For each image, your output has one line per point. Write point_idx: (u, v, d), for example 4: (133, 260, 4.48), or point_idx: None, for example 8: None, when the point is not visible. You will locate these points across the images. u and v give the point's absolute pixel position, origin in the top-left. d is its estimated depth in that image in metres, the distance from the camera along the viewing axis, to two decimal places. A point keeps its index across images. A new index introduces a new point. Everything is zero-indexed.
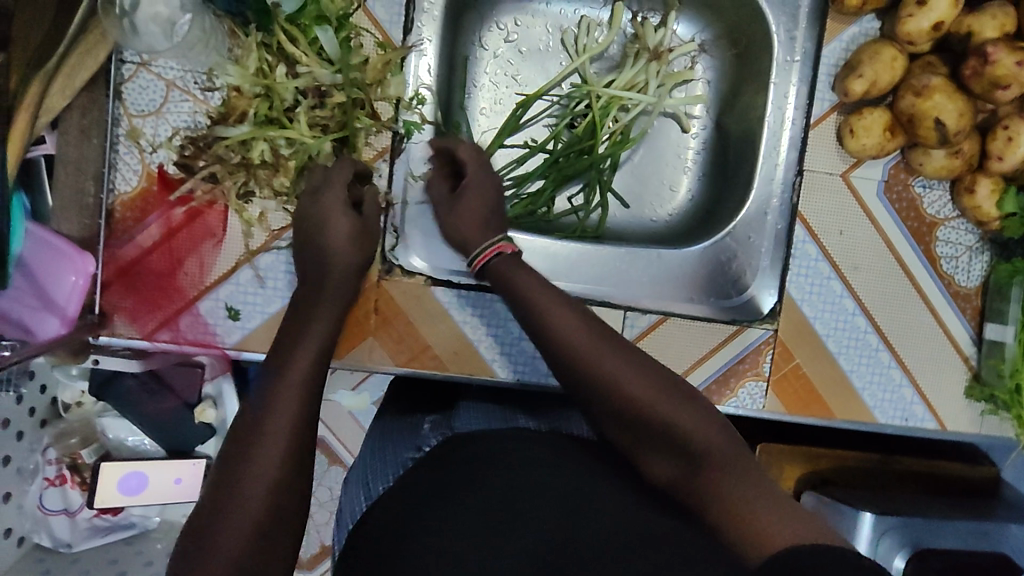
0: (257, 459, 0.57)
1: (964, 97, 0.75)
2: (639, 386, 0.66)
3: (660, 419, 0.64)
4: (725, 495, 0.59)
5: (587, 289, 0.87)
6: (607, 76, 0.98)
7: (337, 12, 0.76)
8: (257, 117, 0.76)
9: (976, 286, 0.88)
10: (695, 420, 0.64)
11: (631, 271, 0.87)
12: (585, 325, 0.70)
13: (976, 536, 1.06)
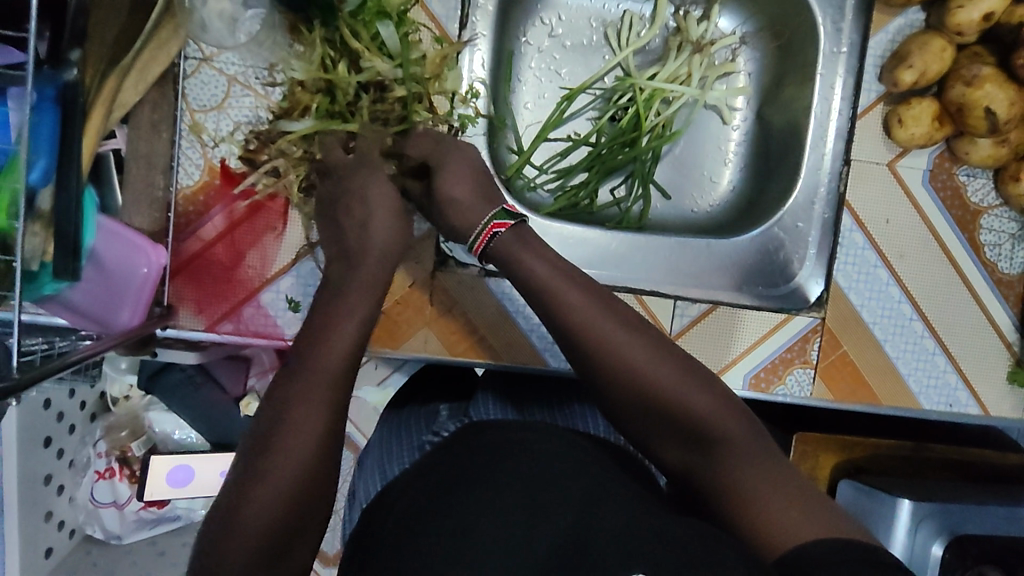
0: (275, 450, 0.54)
1: (1014, 87, 0.77)
2: (656, 372, 0.62)
3: (675, 402, 0.61)
4: (736, 483, 0.57)
5: (637, 279, 0.88)
6: (649, 68, 0.99)
7: (397, 7, 0.77)
8: (319, 112, 0.77)
9: (1018, 273, 0.90)
10: (714, 403, 0.61)
11: (680, 261, 0.89)
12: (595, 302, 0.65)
13: (1014, 521, 1.07)
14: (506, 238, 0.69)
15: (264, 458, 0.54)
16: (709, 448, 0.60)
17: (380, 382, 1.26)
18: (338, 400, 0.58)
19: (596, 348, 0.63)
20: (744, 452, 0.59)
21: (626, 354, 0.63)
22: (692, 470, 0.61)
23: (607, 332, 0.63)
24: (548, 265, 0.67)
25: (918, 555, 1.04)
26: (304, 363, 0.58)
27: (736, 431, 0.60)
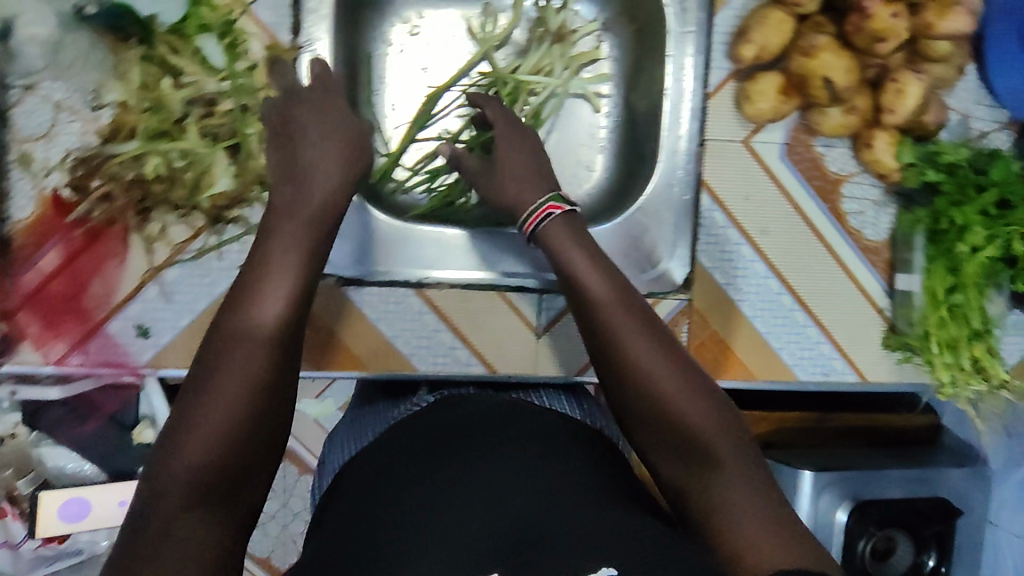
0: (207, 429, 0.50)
1: (850, 53, 0.76)
2: (668, 376, 0.61)
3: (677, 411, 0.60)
4: (722, 504, 0.56)
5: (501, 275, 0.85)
6: (513, 62, 0.97)
7: (219, 19, 0.76)
8: (148, 131, 0.76)
9: (884, 239, 0.89)
10: (714, 418, 0.60)
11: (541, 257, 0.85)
12: (627, 305, 0.65)
13: (918, 481, 1.09)
14: (559, 222, 0.71)
15: (188, 433, 0.50)
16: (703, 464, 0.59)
17: (320, 393, 1.20)
18: (274, 393, 0.53)
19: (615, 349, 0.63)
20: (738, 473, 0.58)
21: (645, 359, 0.62)
22: (681, 482, 0.60)
23: (629, 336, 0.63)
24: (589, 257, 0.68)
25: (823, 521, 1.06)
26: (251, 352, 0.53)
27: (731, 454, 0.59)
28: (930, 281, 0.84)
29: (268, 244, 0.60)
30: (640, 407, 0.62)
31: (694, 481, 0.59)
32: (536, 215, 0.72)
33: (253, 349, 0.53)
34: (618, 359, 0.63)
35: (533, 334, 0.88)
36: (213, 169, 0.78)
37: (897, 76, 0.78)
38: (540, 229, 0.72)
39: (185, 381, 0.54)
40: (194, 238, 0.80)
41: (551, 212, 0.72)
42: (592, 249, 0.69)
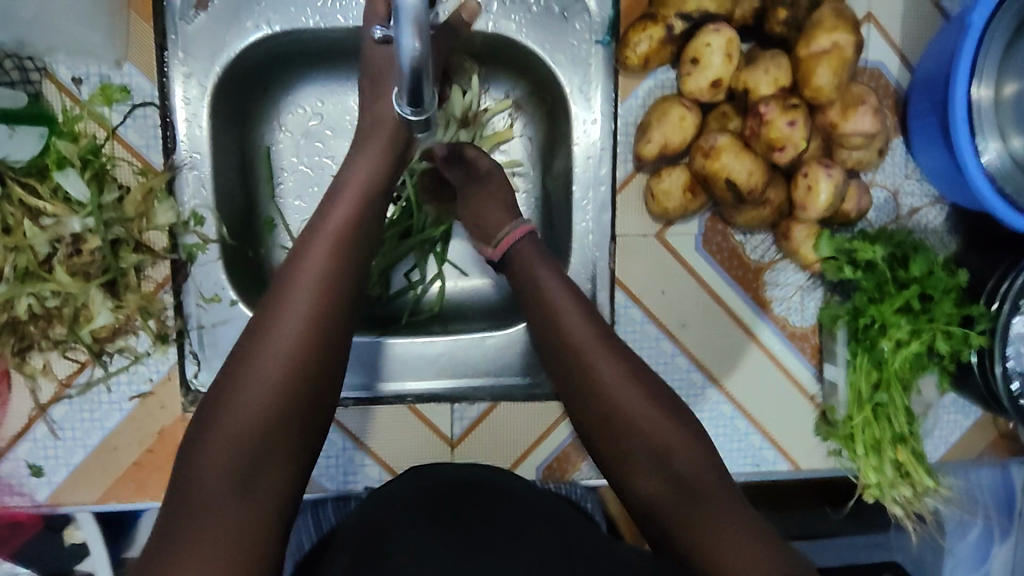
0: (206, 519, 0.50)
1: (752, 155, 0.71)
2: (639, 405, 0.63)
3: (661, 440, 0.62)
4: (703, 538, 0.58)
5: (420, 385, 0.82)
6: None
7: (81, 151, 0.71)
8: (16, 272, 0.71)
9: (812, 324, 0.85)
10: (694, 447, 0.63)
11: (453, 362, 0.82)
12: (601, 338, 0.66)
13: (877, 546, 1.05)
14: (525, 247, 0.73)
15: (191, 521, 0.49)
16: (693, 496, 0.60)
17: None
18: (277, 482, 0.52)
19: (586, 378, 0.65)
20: (725, 502, 0.60)
21: (622, 391, 0.64)
22: (664, 517, 0.61)
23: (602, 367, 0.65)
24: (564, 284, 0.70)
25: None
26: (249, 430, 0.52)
27: (703, 472, 0.61)
28: (855, 376, 0.79)
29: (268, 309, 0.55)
30: (611, 436, 0.64)
31: (678, 513, 0.60)
32: (509, 236, 0.74)
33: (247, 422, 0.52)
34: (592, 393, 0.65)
35: (448, 446, 0.84)
36: (90, 304, 0.74)
37: (807, 171, 0.73)
38: (513, 250, 0.73)
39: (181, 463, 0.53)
40: (79, 372, 0.77)
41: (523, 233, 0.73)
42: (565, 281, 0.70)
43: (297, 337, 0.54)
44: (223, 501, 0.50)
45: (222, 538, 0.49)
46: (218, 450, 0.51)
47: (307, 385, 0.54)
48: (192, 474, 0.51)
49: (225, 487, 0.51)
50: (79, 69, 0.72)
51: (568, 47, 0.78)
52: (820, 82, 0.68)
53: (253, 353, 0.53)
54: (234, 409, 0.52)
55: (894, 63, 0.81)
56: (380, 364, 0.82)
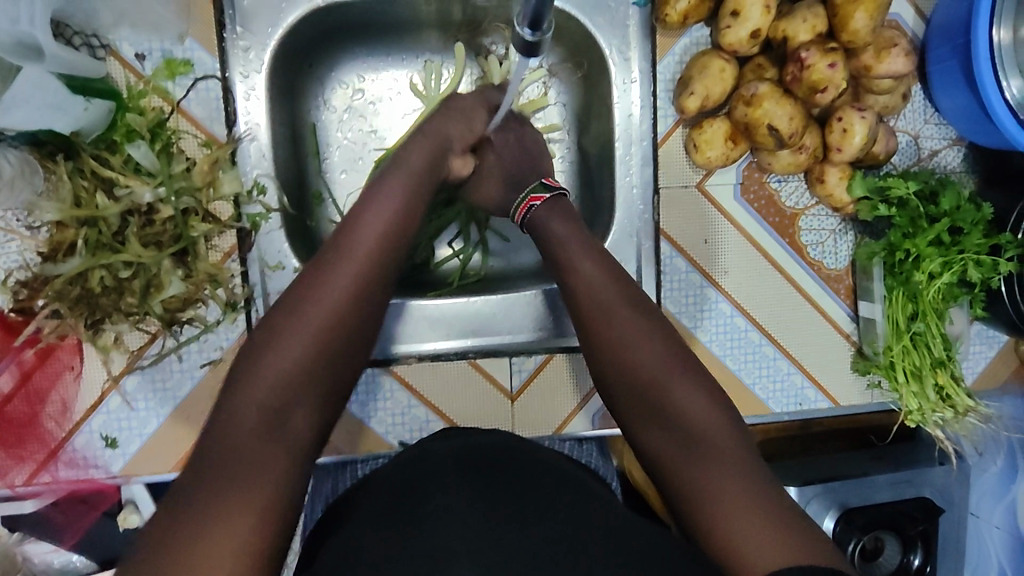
0: (232, 464, 0.53)
1: (792, 101, 0.75)
2: (655, 362, 0.67)
3: (675, 398, 0.65)
4: (703, 490, 0.60)
5: (457, 342, 0.84)
6: None
7: (149, 123, 0.74)
8: (88, 245, 0.73)
9: (845, 266, 0.89)
10: (708, 409, 0.65)
11: (490, 318, 0.84)
12: (620, 297, 0.70)
13: (904, 482, 1.08)
14: (542, 210, 0.77)
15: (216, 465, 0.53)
16: (701, 453, 0.62)
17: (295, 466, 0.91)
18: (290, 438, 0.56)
19: (609, 337, 0.68)
20: (729, 460, 0.61)
21: (641, 352, 0.67)
22: (669, 471, 0.63)
23: (624, 330, 0.68)
24: (588, 250, 0.72)
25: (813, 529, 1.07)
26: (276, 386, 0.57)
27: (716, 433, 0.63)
28: (892, 310, 0.85)
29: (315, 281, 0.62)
30: (631, 391, 0.67)
31: (682, 469, 0.62)
32: (524, 205, 0.79)
33: (277, 371, 0.57)
34: (610, 352, 0.68)
35: (508, 399, 0.87)
36: (161, 274, 0.76)
37: (841, 115, 0.78)
38: (529, 216, 0.78)
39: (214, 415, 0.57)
40: (151, 343, 0.79)
41: (534, 202, 0.78)
42: (584, 244, 0.73)
43: (341, 296, 0.61)
44: (261, 436, 0.55)
45: (244, 480, 0.52)
46: (260, 386, 0.56)
47: (345, 338, 0.61)
48: (235, 408, 0.56)
49: (262, 423, 0.55)
50: (141, 45, 0.74)
51: (605, 9, 0.82)
52: (857, 26, 0.72)
53: (279, 338, 0.58)
54: (268, 369, 0.57)
55: (909, 13, 0.86)
56: (415, 327, 0.83)
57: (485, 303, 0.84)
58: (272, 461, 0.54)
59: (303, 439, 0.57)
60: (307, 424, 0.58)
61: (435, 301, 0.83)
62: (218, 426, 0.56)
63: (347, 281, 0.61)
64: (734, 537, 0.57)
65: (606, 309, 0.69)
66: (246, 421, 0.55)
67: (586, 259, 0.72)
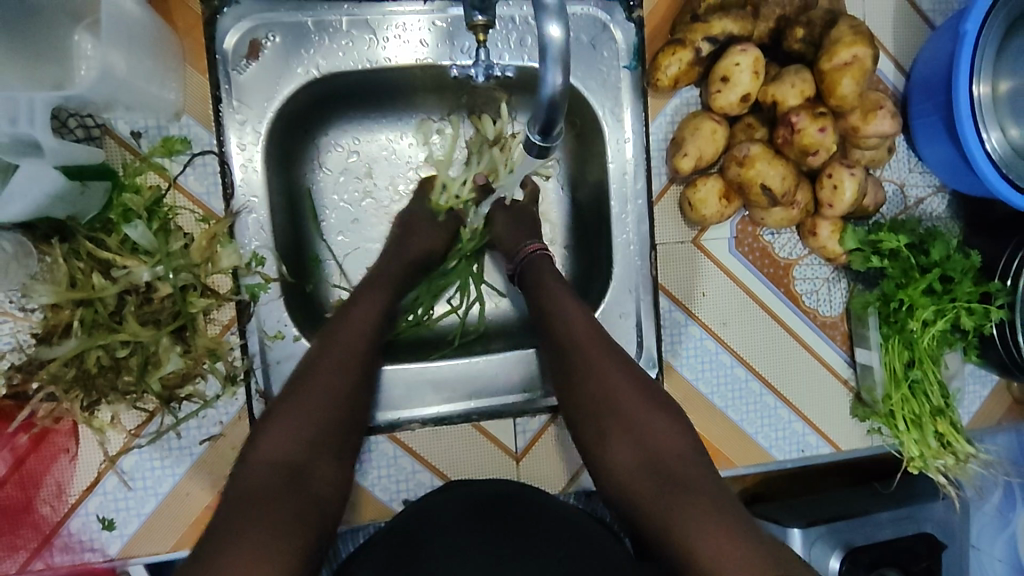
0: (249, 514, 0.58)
1: (783, 162, 0.77)
2: (624, 390, 0.70)
3: (648, 432, 0.67)
4: (673, 516, 0.61)
5: (460, 404, 0.84)
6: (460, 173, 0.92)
7: (146, 202, 0.73)
8: (84, 325, 0.72)
9: (840, 312, 0.91)
10: (675, 432, 0.67)
11: (492, 379, 0.84)
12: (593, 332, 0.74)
13: (906, 519, 1.09)
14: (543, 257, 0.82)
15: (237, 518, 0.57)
16: (673, 482, 0.63)
17: None
18: (307, 493, 0.62)
19: (584, 371, 0.71)
20: (702, 485, 0.63)
21: (614, 384, 0.70)
22: (640, 500, 0.64)
23: (595, 365, 0.71)
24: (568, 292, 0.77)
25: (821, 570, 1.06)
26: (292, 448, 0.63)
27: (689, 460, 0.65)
28: (889, 357, 0.85)
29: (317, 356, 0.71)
30: (598, 421, 0.69)
31: (651, 497, 0.63)
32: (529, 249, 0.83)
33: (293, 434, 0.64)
34: (584, 381, 0.71)
35: (513, 459, 0.86)
36: (159, 351, 0.75)
37: (831, 172, 0.80)
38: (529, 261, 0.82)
39: (233, 479, 0.62)
40: (150, 420, 0.77)
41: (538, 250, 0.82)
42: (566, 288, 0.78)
43: (352, 367, 0.71)
44: (280, 488, 0.60)
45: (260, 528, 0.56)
46: (280, 443, 0.63)
47: (354, 412, 0.69)
48: (254, 461, 0.62)
49: (281, 477, 0.61)
50: (137, 123, 0.74)
51: (598, 73, 0.84)
52: (844, 92, 0.75)
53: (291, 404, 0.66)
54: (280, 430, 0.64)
55: (890, 68, 0.89)
56: (416, 391, 0.83)
57: (487, 364, 0.85)
58: (291, 510, 0.59)
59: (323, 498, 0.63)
60: (320, 482, 0.63)
61: (436, 364, 0.83)
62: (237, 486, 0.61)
63: (354, 355, 0.72)
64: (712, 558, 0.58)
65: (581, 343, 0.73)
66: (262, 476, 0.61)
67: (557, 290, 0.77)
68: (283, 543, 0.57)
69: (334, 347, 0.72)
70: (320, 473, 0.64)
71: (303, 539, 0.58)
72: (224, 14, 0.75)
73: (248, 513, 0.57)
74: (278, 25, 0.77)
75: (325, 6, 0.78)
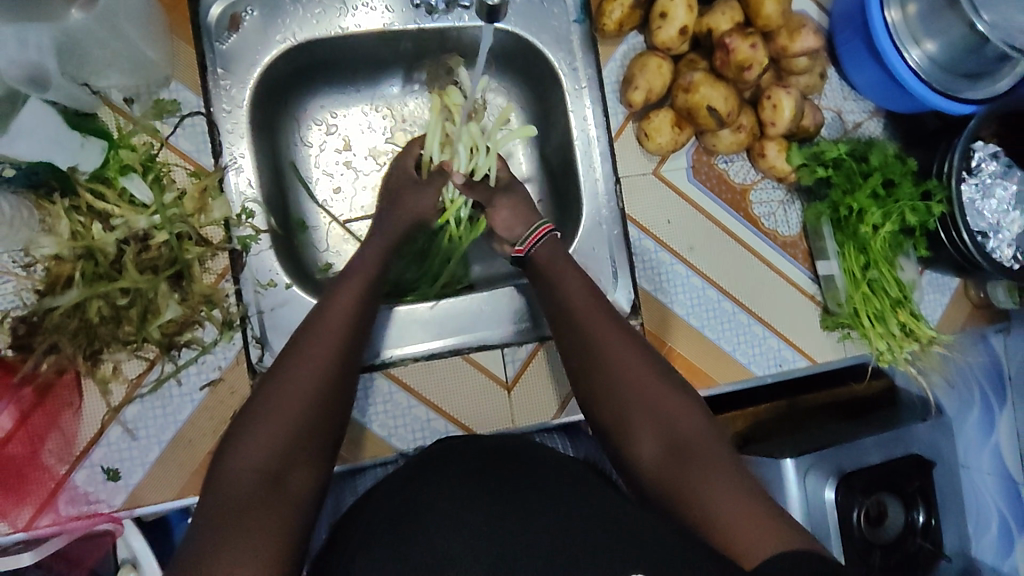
0: (237, 521, 0.55)
1: (724, 84, 0.85)
2: (641, 374, 0.74)
3: (665, 415, 0.71)
4: (693, 491, 0.66)
5: (439, 342, 0.89)
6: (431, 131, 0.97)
7: (140, 158, 0.78)
8: (86, 277, 0.76)
9: (797, 231, 0.97)
10: (689, 413, 0.71)
11: (470, 319, 0.90)
12: (605, 317, 0.78)
13: (894, 441, 1.10)
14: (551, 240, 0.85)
15: (225, 524, 0.55)
16: (691, 460, 0.68)
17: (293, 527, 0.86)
18: (286, 497, 0.59)
19: (600, 356, 0.75)
20: (719, 463, 0.67)
21: (631, 368, 0.74)
22: (660, 478, 0.69)
23: (611, 350, 0.75)
24: (580, 279, 0.81)
25: (816, 505, 1.05)
26: (273, 447, 0.60)
27: (707, 443, 0.70)
28: (848, 264, 0.93)
29: (297, 351, 0.68)
30: (615, 405, 0.73)
31: (671, 477, 0.68)
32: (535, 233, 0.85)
33: (275, 430, 0.61)
34: (598, 361, 0.75)
35: (504, 389, 0.90)
36: (157, 298, 0.79)
37: (770, 94, 0.87)
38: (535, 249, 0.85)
39: (211, 483, 0.59)
40: (149, 371, 0.79)
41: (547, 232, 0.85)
42: (580, 276, 0.81)
43: (328, 363, 0.67)
44: (258, 496, 0.57)
45: (246, 534, 0.54)
46: (255, 450, 0.60)
47: (338, 403, 0.66)
48: (234, 465, 0.59)
49: (258, 485, 0.58)
50: (129, 90, 0.79)
51: (551, 27, 0.91)
52: (769, 12, 0.83)
53: (271, 399, 0.63)
54: (262, 428, 0.61)
55: (812, 8, 0.98)
56: (398, 330, 0.89)
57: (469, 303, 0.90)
58: (271, 518, 0.56)
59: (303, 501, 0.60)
60: (302, 479, 0.61)
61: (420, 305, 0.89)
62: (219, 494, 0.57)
63: (332, 352, 0.68)
64: (728, 531, 0.62)
65: (595, 329, 0.76)
66: (246, 480, 0.58)
67: (572, 281, 0.80)
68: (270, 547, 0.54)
69: (311, 347, 0.68)
70: (302, 471, 0.61)
71: (288, 545, 0.56)
72: None
73: (227, 523, 0.55)
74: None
75: None
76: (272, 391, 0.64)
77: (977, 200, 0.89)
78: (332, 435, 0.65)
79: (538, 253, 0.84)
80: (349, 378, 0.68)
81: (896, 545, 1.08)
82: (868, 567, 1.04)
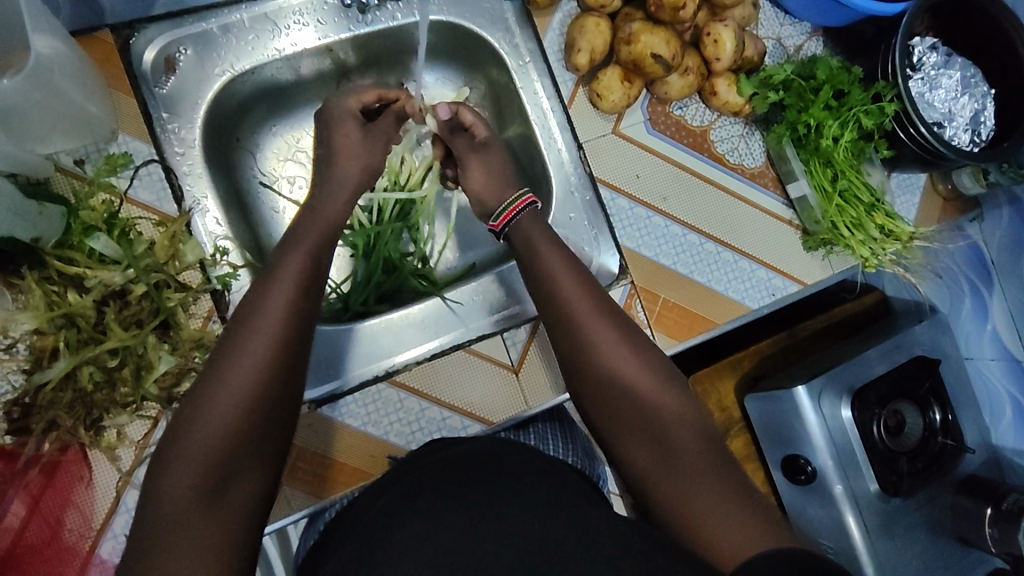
0: (179, 531, 0.52)
1: (663, 28, 0.87)
2: (632, 362, 0.72)
3: (656, 407, 0.70)
4: (675, 484, 0.65)
5: (418, 350, 0.88)
6: None
7: (101, 217, 0.77)
8: (71, 346, 0.75)
9: (762, 161, 0.99)
10: (681, 410, 0.70)
11: (442, 320, 0.90)
12: (597, 302, 0.76)
13: (896, 348, 1.10)
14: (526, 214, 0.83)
15: (162, 537, 0.52)
16: (676, 454, 0.67)
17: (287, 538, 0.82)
18: (230, 504, 0.56)
19: (590, 341, 0.73)
20: (705, 463, 0.66)
21: (619, 356, 0.73)
22: (643, 464, 0.68)
23: (602, 333, 0.74)
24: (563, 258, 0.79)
25: (836, 427, 1.05)
26: (211, 450, 0.56)
27: (694, 438, 0.68)
28: (817, 180, 0.96)
29: (232, 345, 0.61)
30: (607, 390, 0.72)
31: (659, 471, 0.67)
32: (515, 206, 0.85)
33: (213, 430, 0.56)
34: (585, 345, 0.73)
35: (512, 373, 0.90)
36: (148, 351, 0.78)
37: (709, 30, 0.89)
38: (517, 220, 0.84)
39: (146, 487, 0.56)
40: (155, 429, 0.77)
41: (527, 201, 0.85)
42: (564, 259, 0.79)
43: (267, 355, 0.61)
44: (195, 507, 0.54)
45: (184, 547, 0.52)
46: (187, 458, 0.55)
47: (286, 396, 0.61)
48: (167, 475, 0.55)
49: (195, 498, 0.54)
50: (77, 152, 0.78)
51: (484, 10, 0.92)
52: None
53: (208, 397, 0.58)
54: (199, 432, 0.56)
55: None
56: (370, 346, 0.87)
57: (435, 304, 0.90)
58: (210, 530, 0.53)
59: (248, 503, 0.57)
60: (245, 481, 0.57)
61: (380, 323, 0.88)
62: (154, 504, 0.54)
63: (273, 345, 0.61)
64: (711, 530, 0.61)
65: (583, 308, 0.75)
66: (183, 488, 0.54)
67: (558, 264, 0.78)
68: (210, 559, 0.52)
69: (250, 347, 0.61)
70: (246, 474, 0.57)
71: (228, 553, 0.54)
72: (136, 38, 0.81)
73: (160, 549, 0.51)
74: (187, 38, 0.83)
75: (225, 10, 0.84)
76: (209, 388, 0.59)
77: (926, 93, 0.93)
78: (281, 432, 0.61)
79: (516, 234, 0.83)
80: (290, 370, 0.62)
81: (920, 447, 1.09)
82: (897, 474, 1.06)
